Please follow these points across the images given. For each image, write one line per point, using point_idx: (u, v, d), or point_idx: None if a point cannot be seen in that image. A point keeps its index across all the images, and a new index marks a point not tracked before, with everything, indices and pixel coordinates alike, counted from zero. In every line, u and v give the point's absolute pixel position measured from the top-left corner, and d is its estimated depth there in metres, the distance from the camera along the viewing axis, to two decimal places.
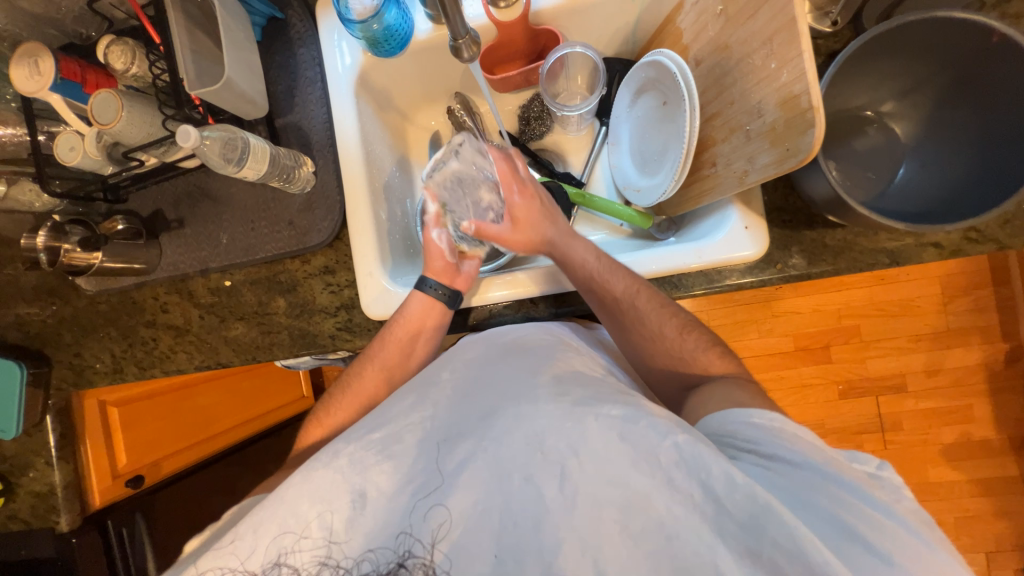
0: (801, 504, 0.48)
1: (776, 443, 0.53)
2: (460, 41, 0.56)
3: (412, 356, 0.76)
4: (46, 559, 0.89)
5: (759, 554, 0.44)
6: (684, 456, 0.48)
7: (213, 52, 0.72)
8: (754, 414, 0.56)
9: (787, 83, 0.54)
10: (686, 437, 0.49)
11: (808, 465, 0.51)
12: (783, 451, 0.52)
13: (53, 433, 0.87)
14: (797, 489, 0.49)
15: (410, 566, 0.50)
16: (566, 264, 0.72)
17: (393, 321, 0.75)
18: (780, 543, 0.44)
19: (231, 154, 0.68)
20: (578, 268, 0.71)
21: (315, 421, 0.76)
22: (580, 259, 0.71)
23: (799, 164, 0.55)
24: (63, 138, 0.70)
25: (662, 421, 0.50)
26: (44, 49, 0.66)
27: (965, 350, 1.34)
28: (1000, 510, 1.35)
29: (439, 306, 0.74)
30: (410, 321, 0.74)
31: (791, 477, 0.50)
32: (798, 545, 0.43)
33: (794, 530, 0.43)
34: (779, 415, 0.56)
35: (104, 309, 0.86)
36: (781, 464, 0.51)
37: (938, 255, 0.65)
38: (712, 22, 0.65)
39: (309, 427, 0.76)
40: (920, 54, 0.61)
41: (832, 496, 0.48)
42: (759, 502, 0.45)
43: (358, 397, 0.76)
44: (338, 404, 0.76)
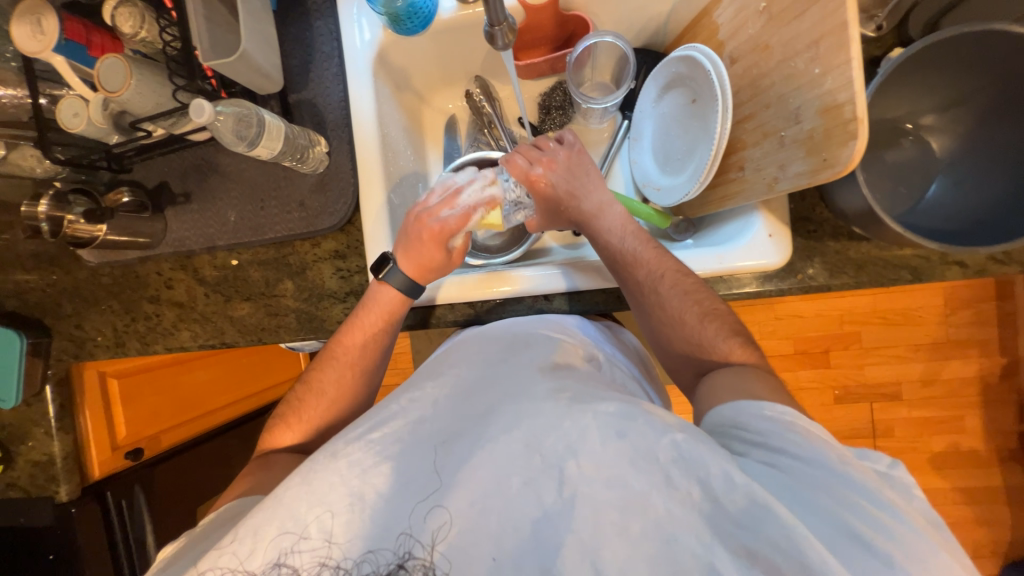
0: (803, 505, 0.46)
1: (787, 438, 0.51)
2: (496, 28, 0.54)
3: (377, 354, 0.73)
4: (44, 528, 0.89)
5: (756, 554, 0.44)
6: (681, 453, 0.49)
7: (227, 20, 0.68)
8: (764, 407, 0.55)
9: (832, 91, 0.52)
10: (684, 436, 0.49)
11: (816, 462, 0.49)
12: (791, 446, 0.50)
13: (53, 403, 0.86)
14: (801, 488, 0.47)
15: (410, 568, 0.49)
16: (594, 237, 0.74)
17: (358, 311, 0.73)
18: (777, 542, 0.43)
19: (244, 131, 0.65)
20: (603, 247, 0.72)
21: (280, 421, 0.71)
22: (606, 237, 0.73)
23: (835, 176, 0.54)
24: (66, 104, 0.67)
25: (660, 420, 0.51)
26: (48, 7, 0.62)
27: (963, 363, 1.35)
28: (981, 519, 1.38)
29: (399, 295, 0.72)
30: (374, 310, 0.72)
31: (795, 474, 0.48)
32: (795, 545, 0.43)
33: (792, 531, 0.43)
34: (792, 409, 0.55)
35: (106, 282, 0.84)
36: (787, 459, 0.50)
37: (962, 275, 0.65)
38: (753, 20, 0.62)
39: (276, 428, 0.71)
40: (967, 66, 0.59)
41: (837, 496, 0.46)
42: (758, 504, 0.45)
43: (322, 399, 0.71)
44: (305, 406, 0.71)
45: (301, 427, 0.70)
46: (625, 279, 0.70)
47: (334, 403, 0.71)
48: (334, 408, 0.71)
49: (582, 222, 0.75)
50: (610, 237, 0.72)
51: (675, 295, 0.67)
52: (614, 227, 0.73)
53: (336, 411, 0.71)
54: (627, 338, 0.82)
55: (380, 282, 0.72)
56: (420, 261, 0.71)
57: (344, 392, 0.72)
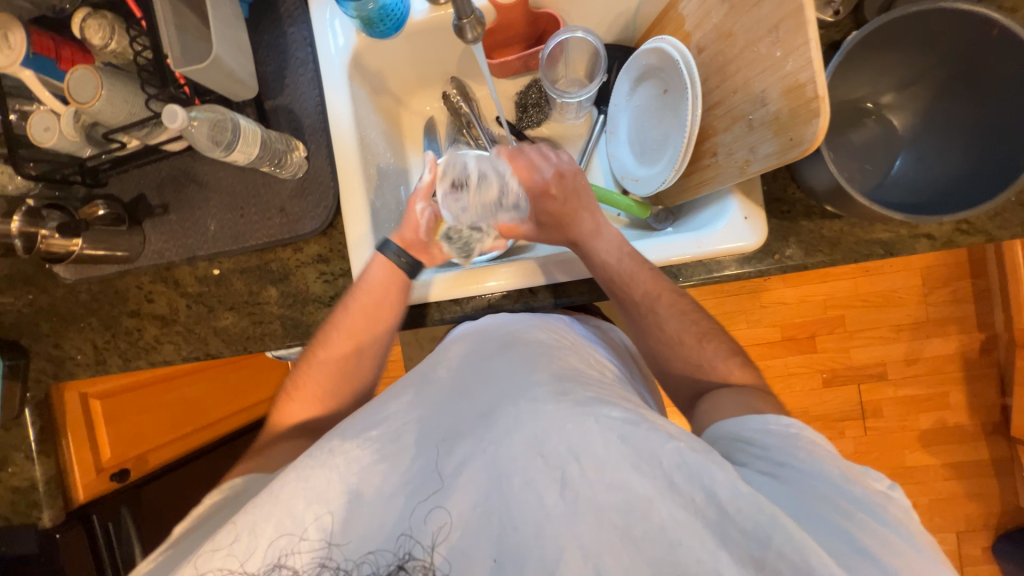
0: (808, 514, 0.47)
1: (790, 453, 0.53)
2: (464, 21, 0.55)
3: (377, 325, 0.73)
4: (27, 557, 0.86)
5: (762, 562, 0.44)
6: (685, 461, 0.48)
7: (198, 28, 0.68)
8: (768, 421, 0.56)
9: (793, 72, 0.54)
10: (686, 444, 0.49)
11: (819, 477, 0.50)
12: (795, 460, 0.52)
13: (32, 427, 0.84)
14: (805, 498, 0.48)
15: (410, 569, 0.49)
16: (589, 260, 0.72)
17: (358, 284, 0.72)
18: (785, 554, 0.43)
19: (220, 137, 0.65)
20: (598, 266, 0.71)
21: (287, 393, 0.73)
22: (602, 259, 0.71)
23: (802, 154, 0.56)
24: (37, 118, 0.66)
25: (663, 428, 0.51)
26: (14, 22, 0.62)
27: (943, 340, 1.39)
28: (970, 492, 1.41)
29: (399, 271, 0.72)
30: (373, 281, 0.71)
31: (798, 486, 0.50)
32: (805, 559, 0.43)
33: (799, 542, 0.43)
34: (795, 421, 0.57)
35: (85, 299, 0.83)
36: (792, 472, 0.51)
37: (930, 247, 0.67)
38: (716, 10, 0.64)
39: (284, 399, 0.73)
40: (920, 45, 0.61)
41: (841, 508, 0.47)
42: (764, 513, 0.45)
43: (327, 369, 0.72)
44: (311, 376, 0.72)
45: (308, 398, 0.72)
46: (615, 298, 0.71)
47: (339, 373, 0.72)
48: (338, 378, 0.72)
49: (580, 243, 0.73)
50: (595, 255, 0.71)
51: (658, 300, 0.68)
52: (602, 244, 0.72)
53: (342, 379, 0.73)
54: (618, 338, 0.82)
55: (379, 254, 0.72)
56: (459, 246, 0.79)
57: (347, 362, 0.72)
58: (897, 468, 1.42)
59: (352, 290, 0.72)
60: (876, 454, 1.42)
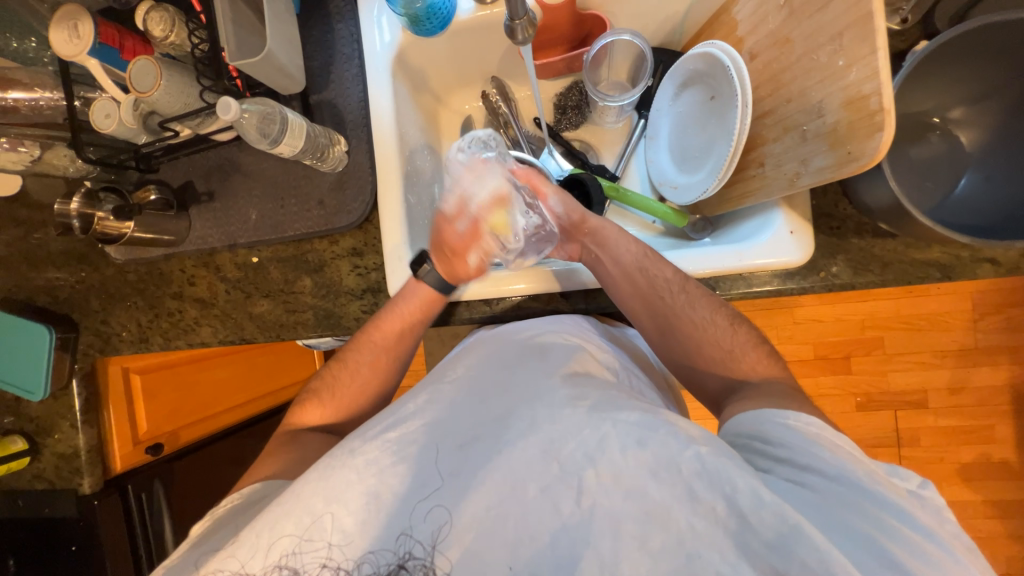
0: (835, 526, 0.45)
1: (811, 453, 0.50)
2: (516, 22, 0.55)
3: (408, 341, 0.74)
4: (67, 520, 0.91)
5: (784, 574, 0.42)
6: (706, 468, 0.47)
7: (252, 22, 0.70)
8: (788, 415, 0.54)
9: (856, 83, 0.51)
10: (709, 449, 0.48)
11: (843, 479, 0.48)
12: (818, 461, 0.50)
13: (78, 397, 0.88)
14: (833, 506, 0.46)
15: (410, 568, 0.49)
16: (608, 253, 0.71)
17: (396, 302, 0.73)
18: (809, 566, 0.41)
19: (268, 129, 0.67)
20: (619, 256, 0.70)
21: (310, 399, 0.73)
22: (624, 250, 0.70)
23: (859, 169, 0.53)
24: (99, 105, 0.70)
25: (683, 431, 0.50)
26: (84, 12, 0.65)
27: (993, 370, 1.30)
28: (1013, 534, 1.32)
29: (434, 294, 0.72)
30: (411, 301, 0.72)
31: (826, 493, 0.48)
32: (829, 569, 0.41)
33: (826, 555, 0.41)
34: (816, 419, 0.54)
35: (132, 279, 0.86)
36: (816, 476, 0.49)
37: (994, 272, 0.63)
38: (773, 15, 0.62)
39: (307, 404, 0.73)
40: (997, 57, 0.57)
41: (872, 516, 0.46)
42: (787, 523, 0.43)
43: (355, 380, 0.74)
44: (339, 385, 0.74)
45: (330, 407, 0.73)
46: (626, 295, 0.69)
47: (365, 384, 0.74)
48: (365, 388, 0.74)
49: (597, 239, 0.73)
50: (607, 249, 0.71)
51: (682, 295, 0.67)
52: (612, 236, 0.72)
53: (367, 391, 0.74)
54: (641, 344, 0.78)
55: (416, 281, 0.71)
56: (444, 266, 0.70)
57: (375, 375, 0.74)
58: None
59: (389, 307, 0.73)
60: None
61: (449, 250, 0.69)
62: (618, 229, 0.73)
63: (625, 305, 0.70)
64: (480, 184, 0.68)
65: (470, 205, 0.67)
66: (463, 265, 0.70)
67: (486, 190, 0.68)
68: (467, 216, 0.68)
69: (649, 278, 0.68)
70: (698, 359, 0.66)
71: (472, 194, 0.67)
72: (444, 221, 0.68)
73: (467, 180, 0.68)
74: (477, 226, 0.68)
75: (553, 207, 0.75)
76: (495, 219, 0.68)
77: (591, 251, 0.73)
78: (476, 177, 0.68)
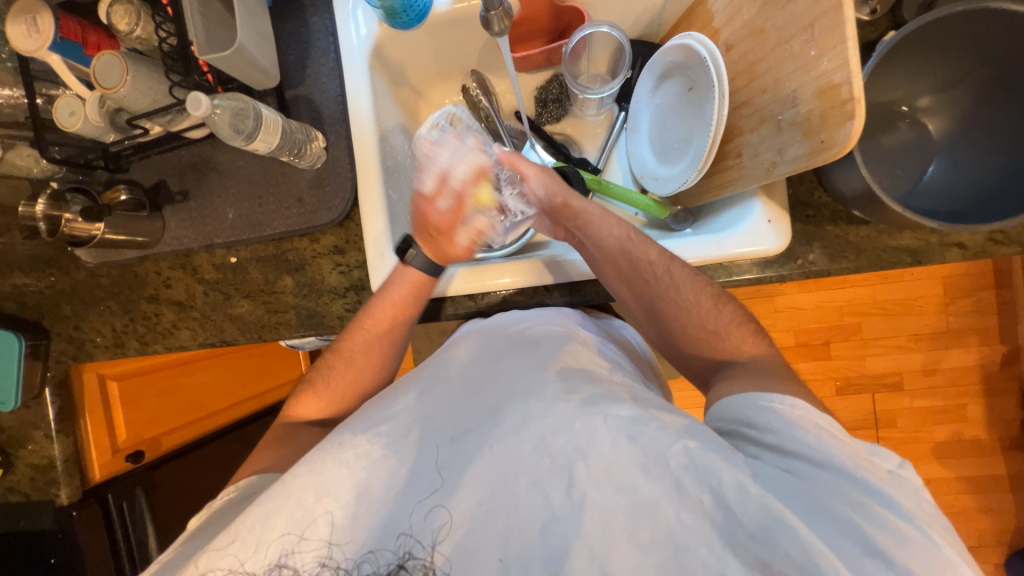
0: (821, 517, 0.46)
1: (798, 438, 0.51)
2: (491, 12, 0.55)
3: (402, 328, 0.73)
4: (45, 532, 0.88)
5: (768, 565, 0.43)
6: (694, 460, 0.48)
7: (223, 16, 0.68)
8: (773, 399, 0.55)
9: (828, 72, 0.52)
10: (696, 443, 0.49)
11: (832, 467, 0.49)
12: (803, 447, 0.51)
13: (52, 406, 0.85)
14: (816, 494, 0.48)
15: (410, 568, 0.49)
16: (591, 237, 0.70)
17: (385, 287, 0.71)
18: (792, 556, 0.43)
19: (241, 124, 0.65)
20: (601, 240, 0.69)
21: (305, 389, 0.73)
22: (607, 233, 0.69)
23: (833, 157, 0.54)
24: (63, 103, 0.67)
25: (673, 425, 0.50)
26: (42, 6, 0.63)
27: (964, 351, 1.35)
28: (985, 507, 1.38)
29: (421, 278, 0.71)
30: (400, 287, 0.70)
31: (809, 480, 0.49)
32: (812, 560, 0.42)
33: (809, 546, 0.43)
34: (802, 403, 0.54)
35: (105, 282, 0.84)
36: (804, 464, 0.50)
37: (961, 256, 0.65)
38: (747, 6, 0.62)
39: (301, 397, 0.72)
40: (961, 47, 0.59)
41: (852, 502, 0.47)
42: (771, 515, 0.45)
43: (350, 370, 0.72)
44: (334, 376, 0.72)
45: (326, 397, 0.72)
46: (612, 277, 0.70)
47: (361, 373, 0.73)
48: (360, 376, 0.73)
49: (580, 224, 0.71)
50: (590, 233, 0.70)
51: (666, 277, 0.67)
52: (594, 220, 0.70)
53: (364, 378, 0.73)
54: (628, 335, 0.79)
55: (403, 265, 0.70)
56: (432, 249, 0.70)
57: (371, 362, 0.73)
58: None
59: (379, 295, 0.71)
60: None
61: (434, 231, 0.69)
62: (602, 210, 0.71)
63: (611, 287, 0.70)
64: (455, 156, 0.68)
65: (450, 180, 0.67)
66: (451, 244, 0.70)
67: (464, 164, 0.68)
68: (449, 193, 0.67)
69: (632, 261, 0.68)
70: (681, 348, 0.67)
71: (452, 168, 0.67)
72: (426, 199, 0.67)
73: (441, 154, 0.68)
74: (460, 202, 0.68)
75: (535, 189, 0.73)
76: (479, 194, 0.69)
77: (575, 236, 0.73)
78: (450, 148, 0.68)
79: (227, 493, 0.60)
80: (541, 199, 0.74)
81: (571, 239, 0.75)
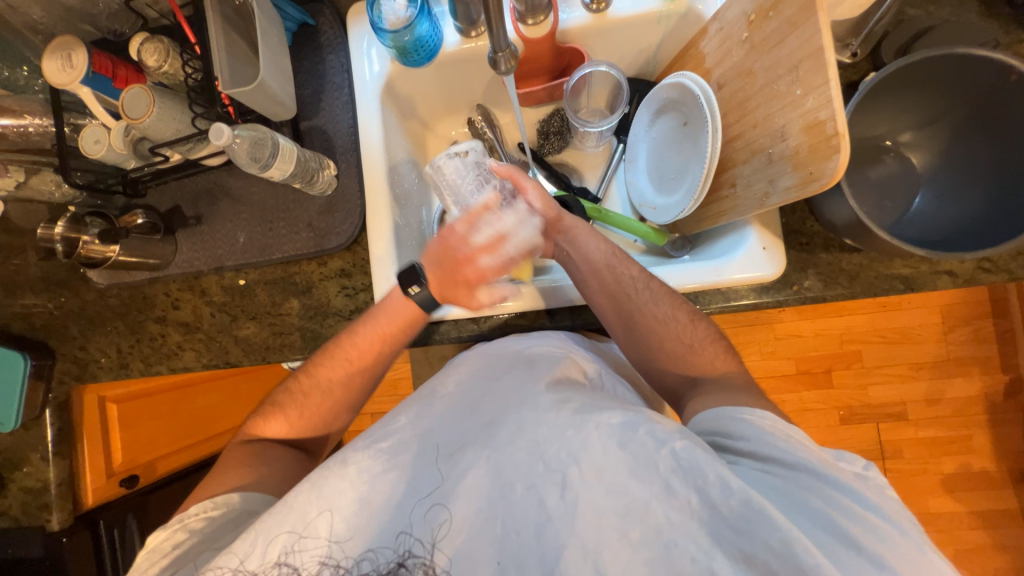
0: (797, 509, 0.48)
1: (768, 442, 0.53)
2: (499, 54, 0.59)
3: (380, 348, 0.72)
4: (32, 560, 0.86)
5: (753, 558, 0.44)
6: (681, 462, 0.48)
7: (246, 54, 0.73)
8: (744, 411, 0.56)
9: (813, 109, 0.56)
10: (684, 443, 0.49)
11: (803, 467, 0.51)
12: (777, 451, 0.52)
13: (50, 428, 0.85)
14: (796, 491, 0.49)
15: (410, 566, 0.50)
16: (576, 251, 0.73)
17: (376, 317, 0.71)
18: (772, 545, 0.44)
19: (258, 153, 0.69)
20: (583, 257, 0.73)
21: (274, 411, 0.71)
22: (590, 249, 0.73)
23: (822, 188, 0.57)
24: (89, 132, 0.71)
25: (661, 427, 0.50)
26: (78, 43, 0.67)
27: (966, 380, 1.35)
28: (999, 544, 1.34)
29: (415, 313, 0.71)
30: (393, 320, 0.71)
31: (788, 479, 0.50)
32: (790, 548, 0.43)
33: (787, 534, 0.43)
34: (768, 413, 0.56)
35: (114, 303, 0.85)
36: (780, 467, 0.51)
37: (952, 283, 0.66)
38: (736, 48, 0.67)
39: (269, 416, 0.71)
40: (938, 88, 0.63)
41: (825, 496, 0.48)
42: (753, 508, 0.45)
43: (326, 400, 0.72)
44: (306, 397, 0.72)
45: (295, 421, 0.71)
46: (593, 291, 0.71)
47: (334, 404, 0.72)
48: (334, 405, 0.72)
49: (568, 239, 0.75)
50: (578, 246, 0.74)
51: (646, 292, 0.69)
52: (583, 234, 0.74)
53: (338, 410, 0.73)
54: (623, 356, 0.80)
55: (403, 298, 0.70)
56: (441, 289, 0.70)
57: (346, 396, 0.72)
58: (918, 514, 1.36)
59: (367, 324, 0.71)
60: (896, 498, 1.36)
61: (457, 278, 0.69)
62: (591, 228, 0.76)
63: (593, 301, 0.71)
64: (523, 228, 0.71)
65: (507, 244, 0.69)
66: (468, 296, 0.70)
67: (525, 234, 0.71)
68: (498, 254, 0.68)
69: (616, 275, 0.70)
70: (681, 373, 0.68)
71: (512, 233, 0.69)
72: (471, 250, 0.68)
73: (505, 219, 0.70)
74: (506, 263, 0.69)
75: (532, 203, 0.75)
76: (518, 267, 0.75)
77: (563, 249, 0.75)
78: (523, 222, 0.71)
79: (210, 508, 0.59)
80: (537, 213, 0.75)
81: (557, 254, 0.77)
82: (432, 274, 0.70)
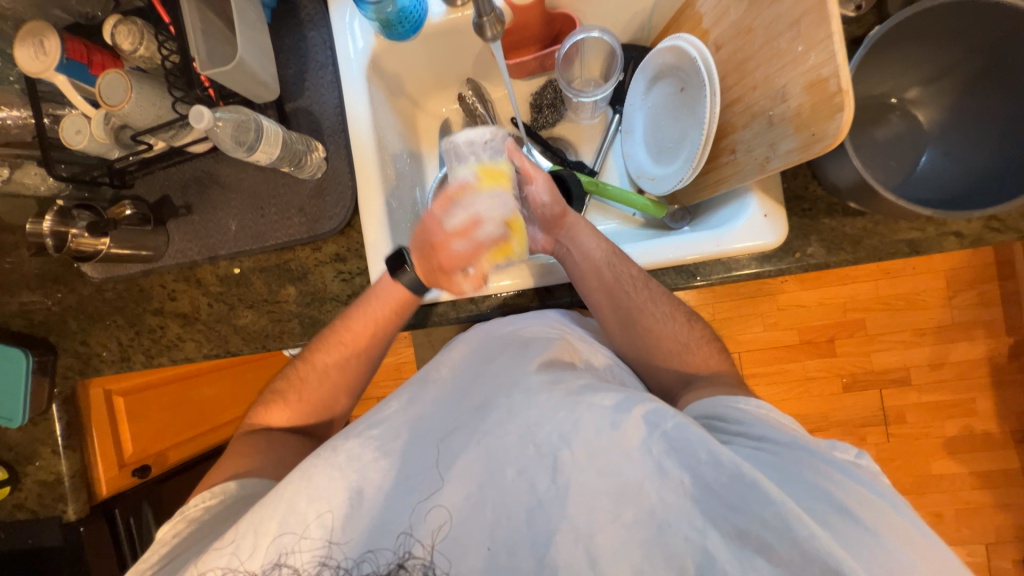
0: (791, 481, 0.48)
1: (765, 426, 0.54)
2: (483, 19, 0.57)
3: (382, 339, 0.73)
4: (52, 549, 0.88)
5: (747, 533, 0.45)
6: (673, 442, 0.49)
7: (224, 33, 0.71)
8: (740, 400, 0.58)
9: (815, 66, 0.53)
10: (676, 422, 0.50)
11: (798, 445, 0.51)
12: (769, 431, 0.53)
13: (59, 421, 0.86)
14: (791, 467, 0.49)
15: (410, 567, 0.49)
16: (575, 251, 0.71)
17: (368, 301, 0.71)
18: (768, 521, 0.44)
19: (243, 137, 0.67)
20: (582, 255, 0.71)
21: (275, 400, 0.73)
22: (589, 250, 0.71)
23: (825, 149, 0.55)
24: (69, 122, 0.69)
25: (654, 407, 0.51)
26: (49, 28, 0.65)
27: (969, 344, 1.34)
28: (1000, 503, 1.35)
29: (406, 296, 0.70)
30: (382, 301, 0.71)
31: (782, 455, 0.51)
32: (785, 522, 0.44)
33: (781, 508, 0.44)
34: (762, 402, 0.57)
35: (111, 297, 0.85)
36: (772, 445, 0.52)
37: (959, 244, 0.65)
38: (735, 6, 0.64)
39: (271, 405, 0.73)
40: (945, 39, 0.61)
41: (819, 470, 0.49)
42: (746, 482, 0.46)
43: (323, 383, 0.73)
44: (306, 386, 0.73)
45: (297, 406, 0.73)
46: (591, 288, 0.70)
47: (333, 384, 0.73)
48: (332, 388, 0.74)
49: (568, 235, 0.72)
50: (578, 243, 0.71)
51: (645, 291, 0.68)
52: (583, 231, 0.72)
53: (336, 392, 0.74)
54: None
55: (392, 280, 0.69)
56: (425, 272, 0.66)
57: (343, 374, 0.73)
58: (919, 476, 1.37)
59: (361, 308, 0.72)
60: (896, 462, 1.38)
61: (438, 267, 0.64)
62: (592, 226, 0.73)
63: (589, 297, 0.70)
64: (495, 208, 0.60)
65: (480, 228, 0.60)
66: (449, 280, 0.65)
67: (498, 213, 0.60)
68: (471, 239, 0.61)
69: (616, 273, 0.69)
70: (678, 343, 0.68)
71: (485, 216, 0.60)
72: (445, 235, 0.61)
73: (480, 199, 0.60)
74: (479, 247, 0.62)
75: (539, 194, 0.71)
76: (505, 248, 0.63)
77: (563, 245, 0.72)
78: (490, 196, 0.60)
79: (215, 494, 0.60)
80: (544, 205, 0.72)
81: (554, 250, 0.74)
82: (415, 257, 0.66)
